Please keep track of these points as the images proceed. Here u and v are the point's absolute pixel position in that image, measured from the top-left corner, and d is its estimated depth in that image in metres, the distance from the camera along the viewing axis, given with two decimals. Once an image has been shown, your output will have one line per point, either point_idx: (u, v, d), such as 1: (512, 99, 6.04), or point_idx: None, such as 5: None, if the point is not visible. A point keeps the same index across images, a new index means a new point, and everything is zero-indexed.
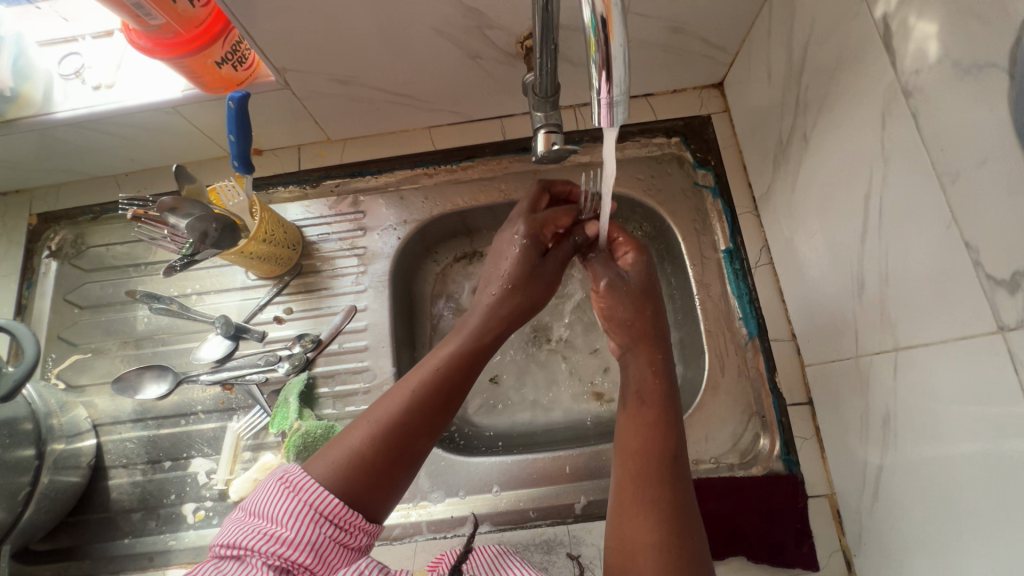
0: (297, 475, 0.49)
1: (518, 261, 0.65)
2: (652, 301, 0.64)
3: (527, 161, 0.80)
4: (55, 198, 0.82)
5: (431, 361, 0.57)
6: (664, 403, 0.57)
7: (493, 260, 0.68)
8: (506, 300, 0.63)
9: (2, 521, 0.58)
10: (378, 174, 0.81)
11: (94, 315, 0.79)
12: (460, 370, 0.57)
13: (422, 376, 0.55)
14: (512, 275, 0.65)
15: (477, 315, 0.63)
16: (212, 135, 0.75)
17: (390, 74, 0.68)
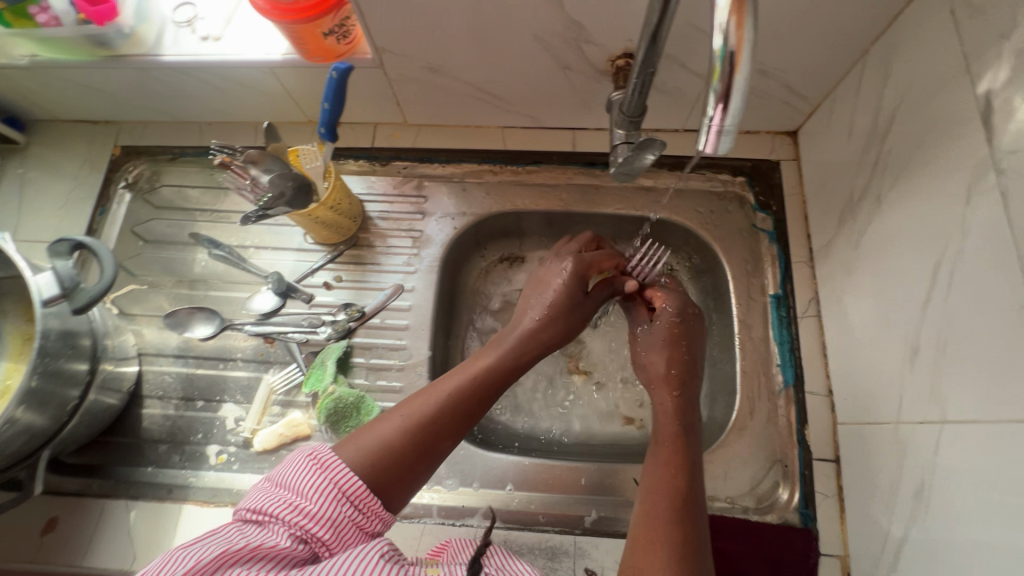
0: (329, 456, 0.50)
1: (565, 296, 0.67)
2: (680, 351, 0.68)
3: (592, 176, 0.82)
4: (140, 134, 0.86)
5: (464, 373, 0.59)
6: (684, 440, 0.61)
7: (537, 286, 0.69)
8: (545, 325, 0.65)
9: (47, 428, 0.61)
10: (446, 164, 0.83)
11: (156, 250, 0.82)
12: (489, 385, 0.59)
13: (456, 388, 0.58)
14: (556, 310, 0.66)
15: (519, 341, 0.64)
16: (299, 99, 0.78)
17: (481, 70, 0.70)
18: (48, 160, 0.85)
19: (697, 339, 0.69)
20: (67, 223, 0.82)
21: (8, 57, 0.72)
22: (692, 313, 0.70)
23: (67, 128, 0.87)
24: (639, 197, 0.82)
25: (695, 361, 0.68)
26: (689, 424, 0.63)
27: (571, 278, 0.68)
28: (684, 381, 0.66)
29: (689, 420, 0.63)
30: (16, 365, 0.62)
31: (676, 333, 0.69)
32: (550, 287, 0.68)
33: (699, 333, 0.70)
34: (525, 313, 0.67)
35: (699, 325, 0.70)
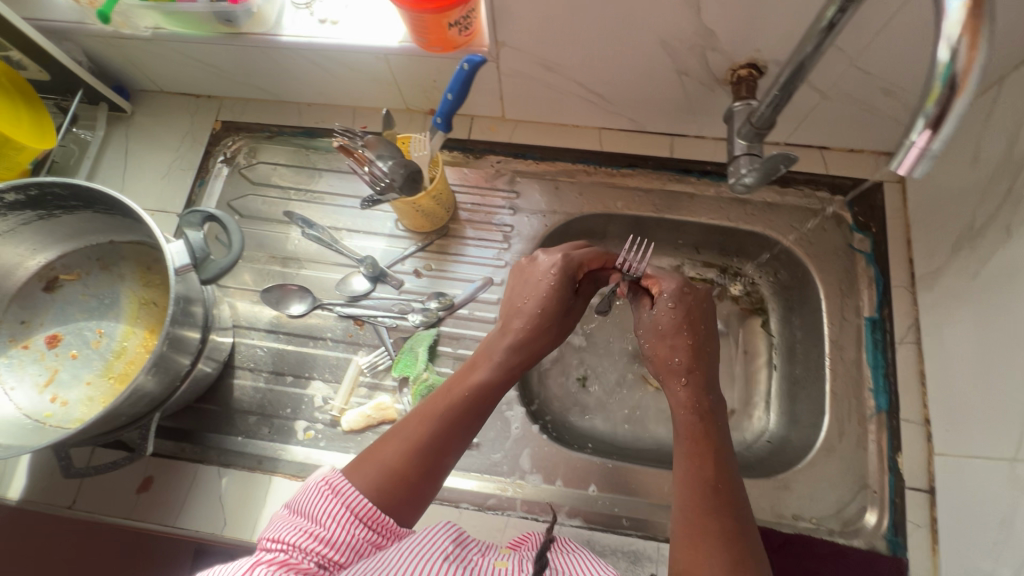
0: (339, 480, 0.51)
1: (556, 301, 0.65)
2: (686, 334, 0.65)
3: (686, 184, 0.81)
4: (241, 110, 0.88)
5: (458, 391, 0.60)
6: (705, 426, 0.60)
7: (522, 288, 0.67)
8: (534, 333, 0.64)
9: (161, 394, 0.63)
10: (540, 161, 0.83)
11: (250, 225, 0.84)
12: (484, 396, 0.60)
13: (450, 406, 0.58)
14: (545, 317, 0.65)
15: (508, 352, 0.63)
16: (404, 87, 0.79)
17: (595, 70, 0.70)
18: (153, 131, 0.88)
19: (699, 319, 0.66)
20: (167, 192, 0.84)
21: (132, 27, 0.74)
22: (688, 294, 0.67)
23: (171, 101, 0.89)
24: (733, 208, 0.81)
25: (701, 345, 0.65)
26: (705, 409, 0.61)
27: (558, 284, 0.65)
28: (690, 366, 0.63)
29: (705, 405, 0.61)
30: (131, 328, 0.64)
31: (679, 317, 0.66)
32: (535, 295, 0.65)
33: (699, 314, 0.67)
34: (512, 322, 0.65)
35: (701, 307, 0.67)
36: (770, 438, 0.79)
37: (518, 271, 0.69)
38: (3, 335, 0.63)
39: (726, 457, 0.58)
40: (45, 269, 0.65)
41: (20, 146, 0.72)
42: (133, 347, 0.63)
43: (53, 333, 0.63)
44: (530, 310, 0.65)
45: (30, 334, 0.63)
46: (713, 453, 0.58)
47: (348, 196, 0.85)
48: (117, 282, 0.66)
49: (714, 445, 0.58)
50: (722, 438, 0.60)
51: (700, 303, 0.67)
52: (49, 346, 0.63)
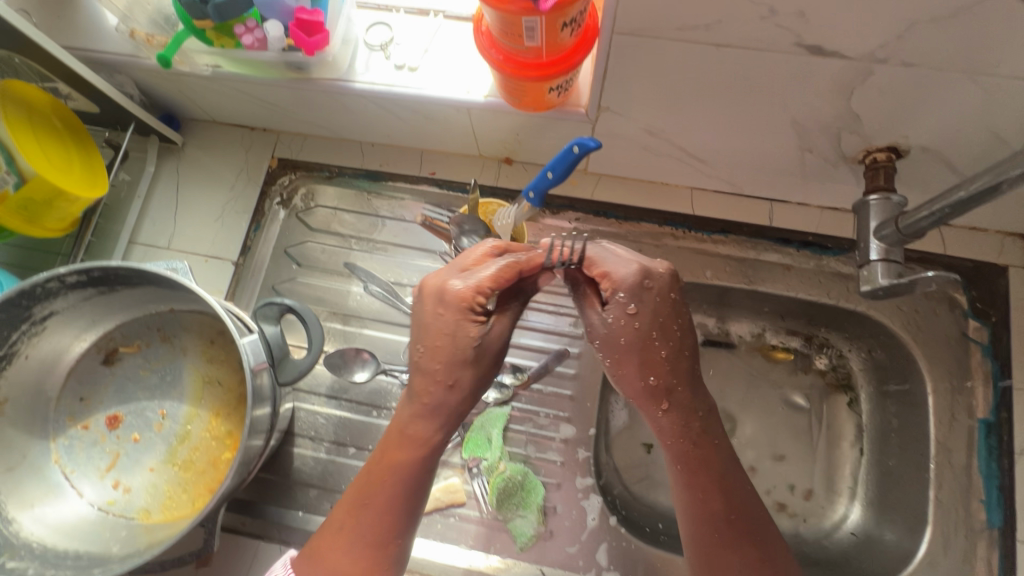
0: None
1: (460, 342, 0.51)
2: (654, 345, 0.54)
3: (783, 255, 0.74)
4: (299, 147, 0.82)
5: (380, 479, 0.53)
6: (700, 448, 0.56)
7: (422, 336, 0.53)
8: (450, 399, 0.53)
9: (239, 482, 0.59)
10: (623, 220, 0.76)
11: (309, 276, 0.78)
12: (414, 473, 0.53)
13: (384, 495, 0.53)
14: (451, 364, 0.52)
15: (421, 421, 0.53)
16: (481, 136, 0.73)
17: (704, 137, 0.63)
18: (205, 166, 0.82)
19: (674, 315, 0.54)
20: (221, 237, 0.79)
21: (191, 66, 0.66)
22: (653, 289, 0.53)
23: (223, 132, 0.83)
24: (835, 285, 0.74)
25: (677, 351, 0.55)
26: (703, 428, 0.57)
27: (450, 325, 0.52)
28: (673, 382, 0.55)
29: (695, 426, 0.56)
30: (195, 410, 0.60)
31: (648, 325, 0.53)
32: (432, 347, 0.52)
33: (673, 309, 0.54)
34: (420, 384, 0.53)
35: (666, 302, 0.54)
36: (855, 530, 0.76)
37: (422, 299, 0.54)
38: (62, 414, 0.59)
39: (733, 471, 0.57)
40: (103, 340, 0.61)
41: (70, 198, 0.66)
42: (197, 432, 0.59)
43: (114, 413, 0.59)
44: (432, 365, 0.52)
45: (90, 413, 0.59)
46: (716, 481, 0.56)
47: (413, 249, 0.79)
48: (179, 357, 0.61)
49: (714, 470, 0.56)
50: (721, 449, 0.58)
51: (666, 299, 0.54)
52: (109, 428, 0.59)
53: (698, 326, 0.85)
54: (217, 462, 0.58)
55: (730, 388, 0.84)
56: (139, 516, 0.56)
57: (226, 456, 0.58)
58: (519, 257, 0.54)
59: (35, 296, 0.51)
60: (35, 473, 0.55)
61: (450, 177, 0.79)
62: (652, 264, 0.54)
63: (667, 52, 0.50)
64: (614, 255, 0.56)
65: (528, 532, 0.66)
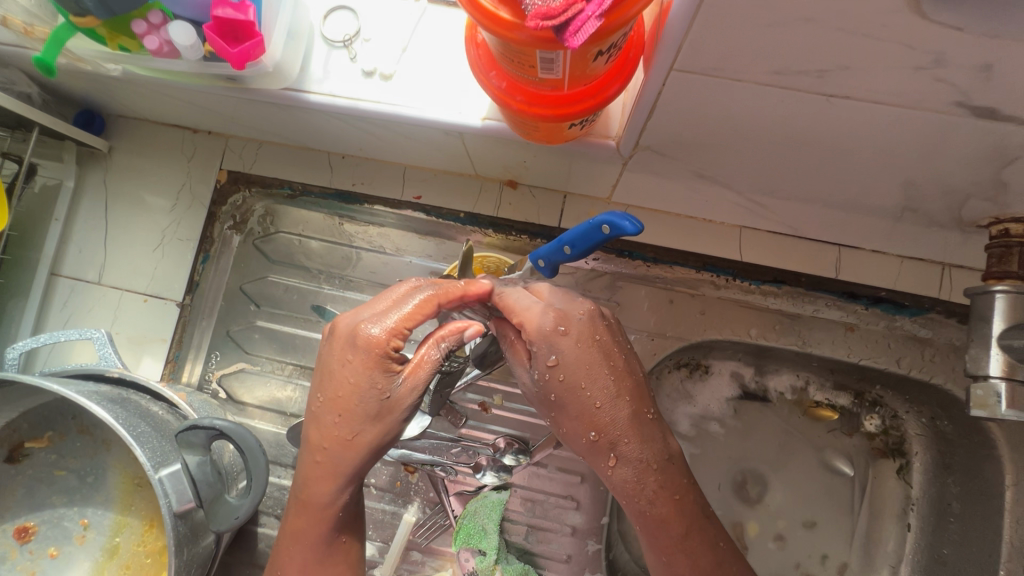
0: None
1: (371, 395, 0.42)
2: (582, 395, 0.43)
3: (846, 311, 0.61)
4: (252, 156, 0.65)
5: (291, 548, 0.46)
6: (666, 503, 0.45)
7: (325, 385, 0.43)
8: (337, 453, 0.43)
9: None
10: (652, 263, 0.63)
11: (271, 320, 0.65)
12: (325, 536, 0.46)
13: (299, 558, 0.46)
14: (359, 423, 0.42)
15: (320, 481, 0.44)
16: (479, 159, 0.57)
17: (772, 182, 0.48)
18: (138, 177, 0.66)
19: (601, 361, 0.43)
20: (163, 269, 0.65)
21: (93, 64, 0.49)
22: (570, 336, 0.42)
23: (158, 133, 0.67)
24: (907, 352, 0.61)
25: (612, 400, 0.43)
26: (662, 484, 0.45)
27: (359, 373, 0.41)
28: (614, 438, 0.43)
29: (651, 484, 0.44)
30: (125, 518, 0.49)
31: (574, 375, 0.42)
32: (332, 398, 0.42)
33: (600, 352, 0.43)
34: (315, 440, 0.44)
35: (589, 348, 0.42)
36: None
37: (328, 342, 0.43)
38: None
39: (700, 524, 0.46)
40: (7, 430, 0.48)
41: None
42: (128, 546, 0.49)
43: (24, 523, 0.48)
44: (334, 423, 0.42)
45: None
46: (676, 543, 0.45)
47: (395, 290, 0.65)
48: (102, 452, 0.50)
49: (674, 532, 0.45)
50: (688, 499, 0.46)
51: (588, 345, 0.42)
52: (20, 540, 0.48)
53: (731, 375, 0.74)
54: None
55: (763, 448, 0.74)
56: None
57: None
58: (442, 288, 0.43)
59: None
60: None
61: (439, 203, 0.63)
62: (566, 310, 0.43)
63: (750, 99, 0.34)
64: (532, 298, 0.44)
65: None
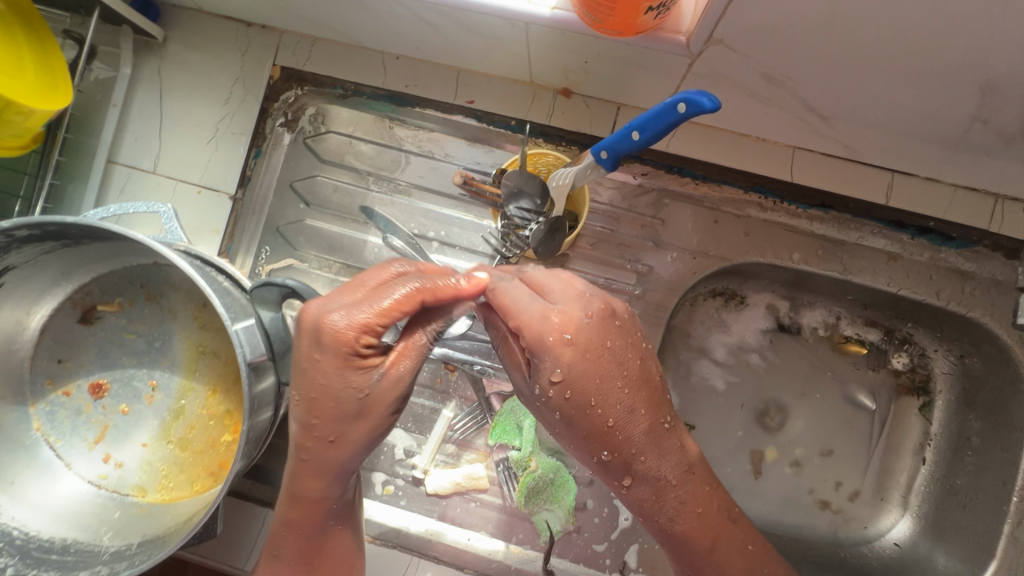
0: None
1: (342, 397, 0.41)
2: (591, 412, 0.43)
3: (891, 240, 0.61)
4: (306, 53, 0.65)
5: (288, 537, 0.49)
6: (684, 512, 0.49)
7: (298, 387, 0.42)
8: (333, 452, 0.43)
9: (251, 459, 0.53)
10: (700, 181, 0.63)
11: (320, 218, 0.67)
12: (320, 526, 0.49)
13: (298, 545, 0.49)
14: (339, 424, 0.42)
15: (314, 482, 0.46)
16: (538, 59, 0.57)
17: (837, 88, 0.48)
18: (192, 70, 0.67)
19: (614, 371, 0.43)
20: (216, 162, 0.66)
21: None
22: (575, 348, 0.42)
23: (212, 27, 0.67)
24: (947, 284, 0.61)
25: (626, 416, 0.44)
26: (682, 497, 0.49)
27: (329, 375, 0.41)
28: (630, 458, 0.46)
29: (670, 497, 0.49)
30: (189, 384, 0.52)
31: (584, 390, 0.42)
32: (309, 401, 0.42)
33: (615, 364, 0.43)
34: (304, 438, 0.44)
35: (598, 360, 0.42)
36: (899, 542, 0.70)
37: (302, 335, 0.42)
38: (38, 377, 0.51)
39: (729, 533, 0.51)
40: (79, 294, 0.51)
41: (24, 110, 0.52)
42: (192, 408, 0.52)
43: (97, 380, 0.52)
44: (314, 424, 0.42)
45: (70, 377, 0.52)
46: (701, 552, 0.51)
47: (441, 194, 0.66)
48: (169, 321, 0.53)
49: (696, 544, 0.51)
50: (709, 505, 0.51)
51: (597, 355, 0.42)
52: (94, 396, 0.52)
53: (764, 306, 0.75)
54: (216, 444, 0.52)
55: (788, 378, 0.75)
56: (134, 494, 0.51)
57: (226, 438, 0.52)
58: (424, 283, 0.41)
59: None
60: (16, 446, 0.49)
61: (491, 107, 0.64)
62: (571, 313, 0.42)
63: None
64: (533, 298, 0.44)
65: (553, 527, 0.62)
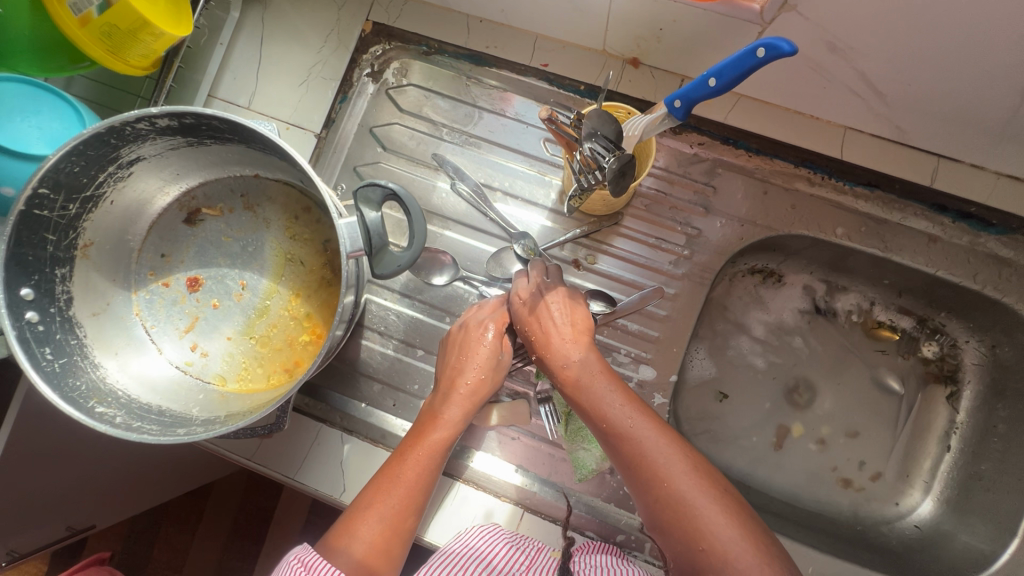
0: (312, 555, 0.47)
1: (490, 355, 0.61)
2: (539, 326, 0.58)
3: (932, 222, 0.65)
4: (397, 11, 0.72)
5: (417, 455, 0.55)
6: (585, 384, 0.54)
7: (457, 355, 0.62)
8: (481, 385, 0.60)
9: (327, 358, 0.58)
10: (754, 154, 0.67)
11: (394, 162, 0.72)
12: (446, 449, 0.57)
13: (425, 464, 0.55)
14: (485, 374, 0.61)
15: (458, 405, 0.59)
16: (615, 26, 0.62)
17: (897, 63, 0.52)
18: (292, 20, 0.73)
19: (558, 298, 0.60)
20: (305, 104, 0.72)
21: None
22: (548, 290, 0.60)
23: None
24: (984, 268, 0.64)
25: (544, 310, 0.59)
26: (583, 373, 0.55)
27: (487, 338, 0.61)
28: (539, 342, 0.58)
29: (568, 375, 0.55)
30: (276, 286, 0.57)
31: (555, 318, 0.58)
32: (471, 354, 0.61)
33: (556, 301, 0.59)
34: (458, 382, 0.60)
35: (552, 294, 0.60)
36: (919, 524, 0.72)
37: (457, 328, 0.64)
38: (143, 267, 0.57)
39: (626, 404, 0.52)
40: (186, 197, 0.57)
41: (155, 32, 0.58)
42: (276, 308, 0.57)
43: (194, 275, 0.57)
44: (471, 370, 0.60)
45: (170, 270, 0.57)
46: (629, 464, 0.49)
47: (509, 150, 0.71)
48: (262, 229, 0.58)
49: (622, 453, 0.50)
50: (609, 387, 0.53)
51: (557, 294, 0.60)
52: (189, 289, 0.57)
53: (802, 287, 0.78)
54: (294, 343, 0.56)
55: (820, 358, 0.78)
56: (215, 382, 0.55)
57: (304, 338, 0.56)
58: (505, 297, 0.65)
59: (125, 134, 0.46)
60: (118, 323, 0.54)
61: (564, 71, 0.69)
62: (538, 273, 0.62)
63: None
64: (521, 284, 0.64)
65: (589, 465, 0.66)
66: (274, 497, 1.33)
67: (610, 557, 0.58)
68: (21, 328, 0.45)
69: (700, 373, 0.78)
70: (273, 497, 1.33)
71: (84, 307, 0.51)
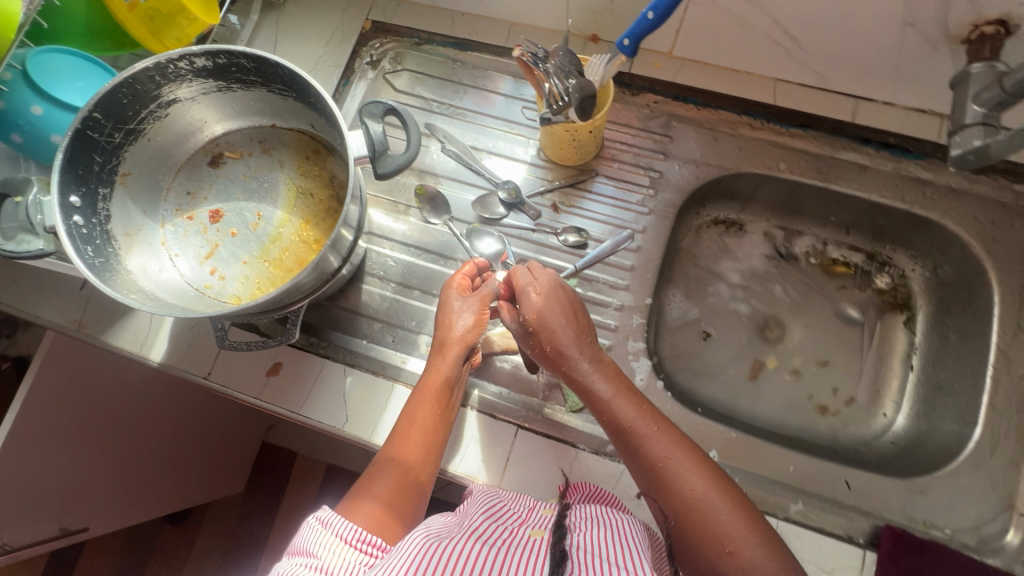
0: (329, 511, 0.49)
1: (467, 315, 0.65)
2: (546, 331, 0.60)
3: (861, 154, 0.75)
4: (394, 11, 0.85)
5: (421, 413, 0.60)
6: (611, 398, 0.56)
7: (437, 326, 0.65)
8: (465, 339, 0.63)
9: (332, 270, 0.63)
10: (702, 107, 0.78)
11: None
12: (443, 400, 0.61)
13: (427, 422, 0.59)
14: (470, 332, 0.64)
15: (448, 365, 0.62)
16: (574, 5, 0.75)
17: (799, 8, 0.63)
18: (301, 22, 0.86)
19: (564, 304, 0.62)
20: None
21: None
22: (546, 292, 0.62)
23: None
24: (910, 190, 0.73)
25: (554, 316, 0.60)
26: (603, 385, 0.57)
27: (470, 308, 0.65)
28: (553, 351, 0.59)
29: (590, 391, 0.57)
30: (288, 216, 0.65)
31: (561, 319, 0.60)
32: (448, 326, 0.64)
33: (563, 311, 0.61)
34: (447, 345, 0.63)
35: (556, 301, 0.62)
36: (895, 440, 0.75)
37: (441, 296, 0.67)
38: (171, 204, 0.65)
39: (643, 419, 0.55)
40: (212, 143, 0.67)
41: (191, 16, 0.69)
42: (287, 235, 0.64)
43: (216, 209, 0.65)
44: (462, 332, 0.64)
45: (195, 206, 0.65)
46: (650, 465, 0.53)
47: (492, 117, 0.82)
48: (276, 168, 0.66)
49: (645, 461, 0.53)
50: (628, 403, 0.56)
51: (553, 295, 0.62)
52: (211, 221, 0.65)
53: (760, 233, 0.87)
54: (304, 262, 0.63)
55: (785, 296, 0.85)
56: (232, 300, 0.61)
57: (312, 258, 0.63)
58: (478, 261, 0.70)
59: (168, 72, 0.55)
60: (147, 246, 0.61)
61: None
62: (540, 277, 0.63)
63: None
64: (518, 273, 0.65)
65: None
66: (269, 517, 1.30)
67: (602, 510, 0.56)
68: (70, 227, 0.51)
69: (677, 314, 0.84)
70: (266, 520, 1.30)
71: (119, 225, 0.58)
